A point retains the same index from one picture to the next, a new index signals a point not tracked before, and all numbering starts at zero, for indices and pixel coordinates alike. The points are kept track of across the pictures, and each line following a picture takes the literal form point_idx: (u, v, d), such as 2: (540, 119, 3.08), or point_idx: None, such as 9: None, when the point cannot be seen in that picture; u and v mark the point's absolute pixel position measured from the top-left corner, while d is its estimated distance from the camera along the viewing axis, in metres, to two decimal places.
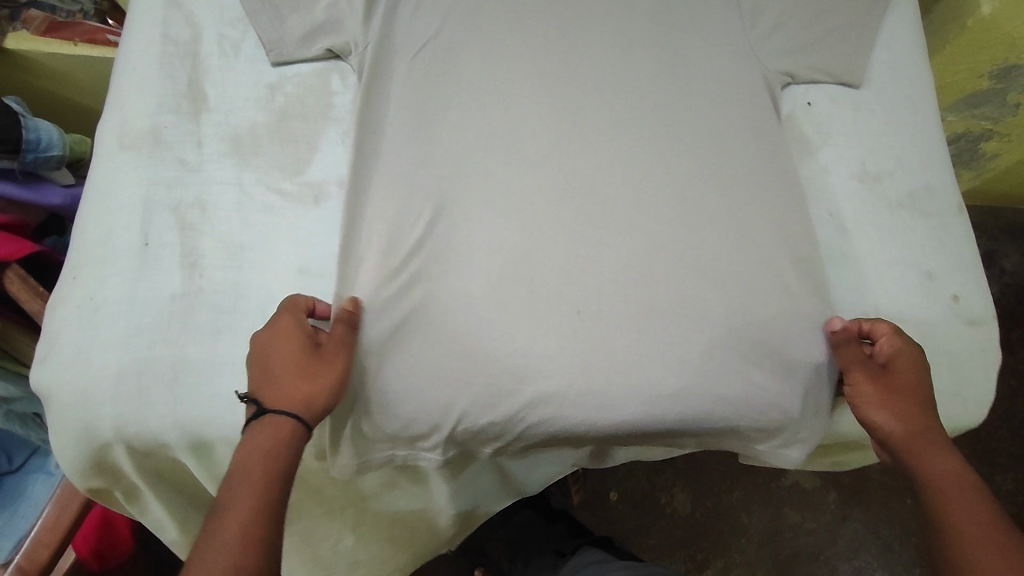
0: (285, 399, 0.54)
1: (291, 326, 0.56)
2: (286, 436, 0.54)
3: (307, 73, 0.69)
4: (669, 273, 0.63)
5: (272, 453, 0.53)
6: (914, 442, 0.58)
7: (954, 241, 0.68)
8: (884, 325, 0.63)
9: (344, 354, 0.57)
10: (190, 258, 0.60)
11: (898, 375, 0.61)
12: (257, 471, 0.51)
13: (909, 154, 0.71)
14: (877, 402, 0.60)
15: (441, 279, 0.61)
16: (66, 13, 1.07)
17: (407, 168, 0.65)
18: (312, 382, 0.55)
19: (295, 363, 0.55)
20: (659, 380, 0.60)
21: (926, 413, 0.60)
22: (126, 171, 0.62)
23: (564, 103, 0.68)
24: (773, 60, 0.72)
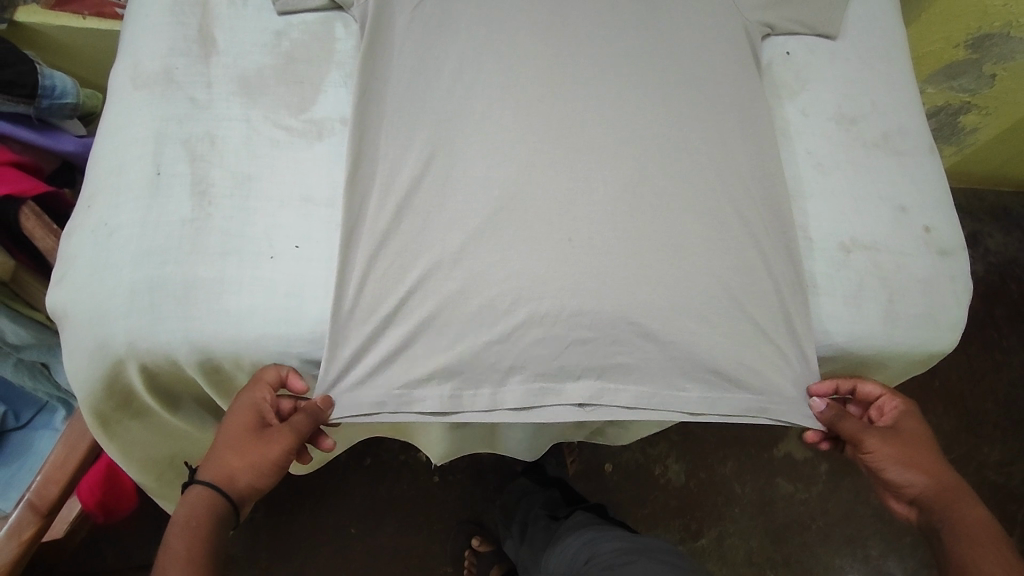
0: (214, 474, 0.61)
1: (244, 403, 0.60)
2: (210, 501, 0.60)
3: (311, 21, 0.72)
4: (655, 203, 0.67)
5: (191, 523, 0.59)
6: (940, 496, 0.63)
7: (926, 178, 0.72)
8: (880, 388, 0.67)
9: (280, 441, 0.60)
10: (200, 187, 0.63)
11: (913, 434, 0.66)
12: (174, 544, 0.58)
13: (883, 99, 0.75)
14: (901, 460, 0.64)
15: (440, 208, 0.64)
16: None
17: (408, 109, 0.68)
18: (239, 464, 0.60)
19: (233, 443, 0.60)
20: (647, 304, 0.63)
21: (947, 466, 0.65)
22: (140, 108, 0.66)
23: (557, 51, 0.72)
24: (754, 12, 0.76)
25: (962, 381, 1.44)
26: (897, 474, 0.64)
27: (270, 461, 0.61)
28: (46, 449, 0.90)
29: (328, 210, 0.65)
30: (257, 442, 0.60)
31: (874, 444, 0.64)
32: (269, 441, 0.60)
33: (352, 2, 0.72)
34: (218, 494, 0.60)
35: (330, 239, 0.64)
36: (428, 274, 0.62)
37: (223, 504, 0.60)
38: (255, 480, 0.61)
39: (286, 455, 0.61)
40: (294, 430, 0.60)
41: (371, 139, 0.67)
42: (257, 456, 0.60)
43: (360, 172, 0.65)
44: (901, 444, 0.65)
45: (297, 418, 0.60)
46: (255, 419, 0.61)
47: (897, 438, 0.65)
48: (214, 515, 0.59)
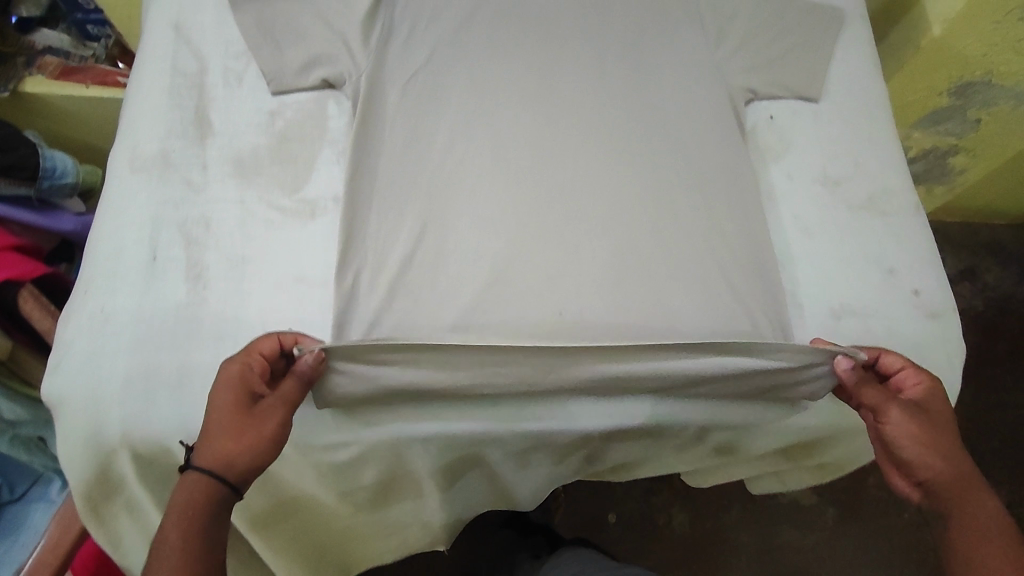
0: (205, 461, 0.54)
1: (235, 372, 0.56)
2: (205, 494, 0.53)
3: (304, 101, 0.74)
4: (643, 276, 0.67)
5: (187, 517, 0.52)
6: (954, 487, 0.57)
7: (914, 239, 0.73)
8: (901, 361, 0.62)
9: (275, 409, 0.56)
10: (195, 271, 0.64)
11: (936, 412, 0.60)
12: (170, 542, 0.51)
13: (868, 160, 0.76)
14: (921, 440, 0.58)
15: (433, 285, 0.65)
16: (78, 58, 1.17)
17: (399, 186, 0.69)
18: (235, 443, 0.54)
19: (226, 419, 0.54)
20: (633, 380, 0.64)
21: (967, 456, 0.59)
22: (137, 192, 0.67)
23: (543, 123, 0.74)
24: (737, 78, 0.78)
25: (965, 420, 1.43)
26: (913, 454, 0.59)
27: (269, 432, 0.55)
28: (39, 524, 0.88)
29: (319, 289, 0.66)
30: (255, 415, 0.55)
31: (895, 415, 0.59)
32: (262, 413, 0.55)
33: (343, 81, 0.74)
34: (216, 484, 0.53)
35: (321, 318, 0.64)
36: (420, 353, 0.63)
37: (224, 494, 0.54)
38: (257, 463, 0.55)
39: (285, 428, 0.56)
40: (287, 400, 0.57)
41: (360, 215, 0.68)
42: (257, 432, 0.55)
43: (350, 250, 0.66)
44: (926, 424, 0.59)
45: (292, 383, 0.57)
46: (247, 390, 0.56)
47: (920, 416, 0.59)
48: (214, 508, 0.53)
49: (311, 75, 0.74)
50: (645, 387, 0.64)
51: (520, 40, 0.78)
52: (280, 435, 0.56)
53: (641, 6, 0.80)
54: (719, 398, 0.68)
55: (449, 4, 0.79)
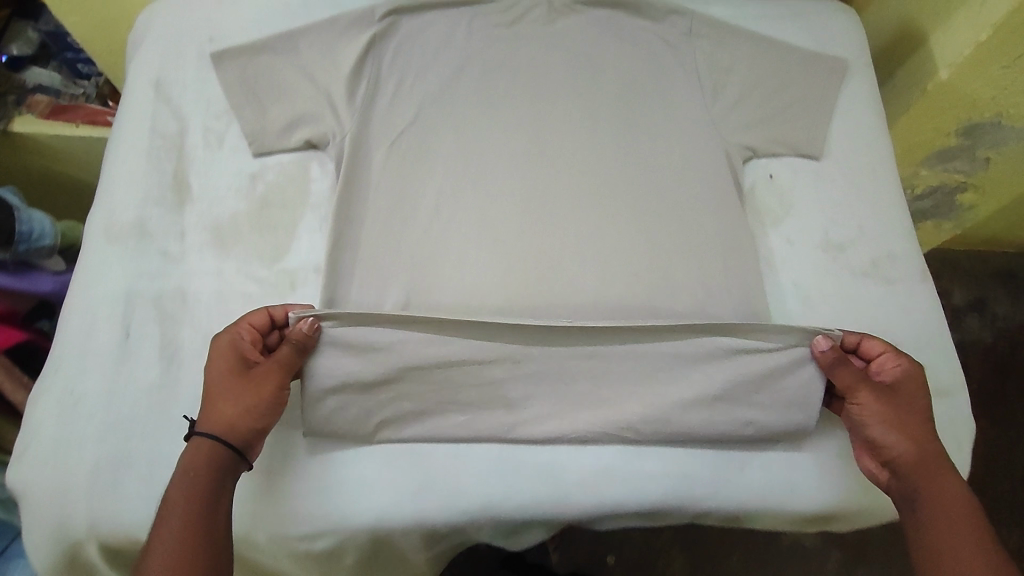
0: (209, 423, 0.57)
1: (228, 343, 0.61)
2: (207, 456, 0.56)
3: (286, 163, 0.72)
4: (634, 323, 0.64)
5: (191, 475, 0.54)
6: (920, 468, 0.58)
7: (918, 308, 0.70)
8: (883, 345, 0.64)
9: (269, 372, 0.60)
10: (167, 350, 0.63)
11: (909, 393, 0.62)
12: (176, 497, 0.53)
13: (871, 223, 0.73)
14: (886, 420, 0.60)
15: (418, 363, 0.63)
16: (69, 97, 1.13)
17: (382, 257, 0.68)
18: (234, 407, 0.58)
19: (225, 382, 0.59)
20: (617, 469, 0.64)
21: (937, 443, 0.60)
22: (112, 262, 0.66)
23: (529, 187, 0.72)
24: (735, 135, 0.75)
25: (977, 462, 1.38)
26: (879, 433, 0.60)
27: (265, 393, 0.59)
28: None
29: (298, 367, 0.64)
30: (251, 378, 0.59)
31: (862, 396, 0.61)
32: (257, 377, 0.59)
33: (327, 141, 0.72)
34: (220, 443, 0.56)
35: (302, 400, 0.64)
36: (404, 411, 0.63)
37: (229, 453, 0.57)
38: (259, 421, 0.59)
39: (282, 389, 0.60)
40: (281, 364, 0.60)
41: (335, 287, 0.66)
42: (256, 393, 0.59)
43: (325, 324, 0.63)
44: (893, 403, 0.61)
45: (285, 350, 0.60)
46: (241, 357, 0.60)
47: (889, 398, 0.61)
48: (220, 467, 0.55)
49: (294, 135, 0.72)
50: (628, 478, 0.64)
51: (510, 96, 0.76)
52: (276, 396, 0.60)
53: (636, 60, 0.78)
54: (716, 485, 0.64)
55: (437, 59, 0.76)
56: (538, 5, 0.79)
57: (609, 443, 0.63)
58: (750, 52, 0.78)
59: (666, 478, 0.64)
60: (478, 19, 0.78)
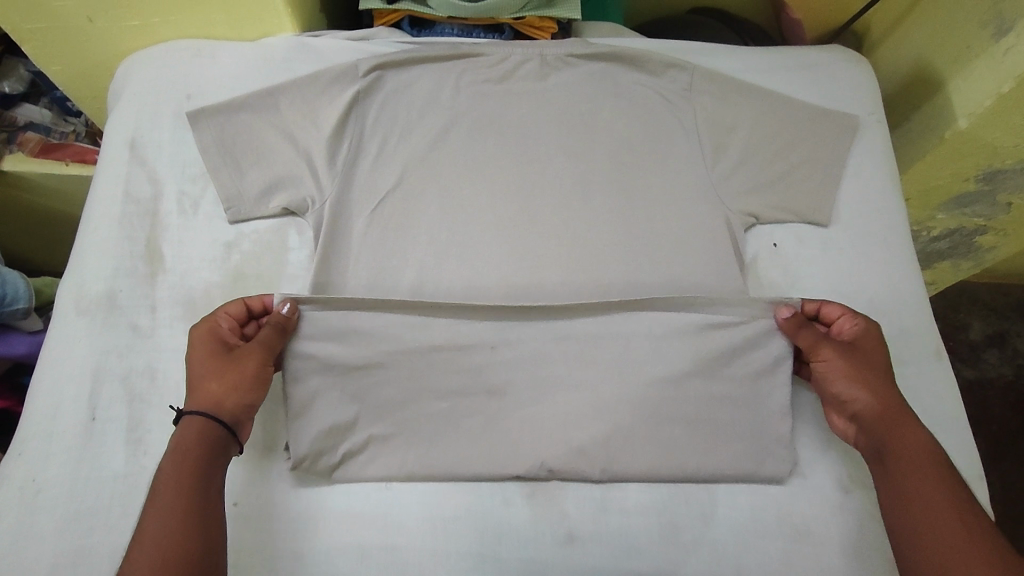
0: (197, 403, 0.56)
1: (207, 330, 0.60)
2: (197, 432, 0.55)
3: (263, 230, 0.69)
4: (626, 386, 0.62)
5: (183, 451, 0.54)
6: (883, 416, 0.58)
7: (933, 390, 0.66)
8: (840, 308, 0.64)
9: (252, 351, 0.59)
10: (135, 434, 0.60)
11: (869, 349, 0.61)
12: (166, 476, 0.52)
13: (882, 296, 0.69)
14: (848, 375, 0.60)
15: (403, 447, 0.61)
16: (60, 134, 1.06)
17: (352, 339, 0.62)
18: (220, 385, 0.57)
19: (207, 366, 0.58)
20: (614, 569, 0.58)
21: (898, 394, 0.59)
22: (78, 339, 0.63)
23: (515, 257, 0.69)
24: (737, 202, 0.71)
25: None
26: (841, 389, 0.60)
27: (250, 372, 0.58)
28: None
29: (278, 455, 0.61)
30: (234, 359, 0.58)
31: (826, 354, 0.61)
32: (240, 358, 0.58)
33: (305, 207, 0.68)
34: (208, 421, 0.55)
35: (279, 486, 0.60)
36: (381, 487, 0.60)
37: (218, 430, 0.55)
38: (246, 399, 0.58)
39: (265, 369, 0.59)
40: (262, 344, 0.59)
41: (309, 372, 0.61)
42: (238, 374, 0.58)
43: (305, 416, 0.61)
44: (855, 359, 0.60)
45: (266, 331, 0.59)
46: (222, 342, 0.60)
47: (851, 355, 0.61)
48: (211, 443, 0.55)
49: (271, 201, 0.69)
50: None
51: (499, 157, 0.72)
52: (261, 374, 0.59)
53: (632, 119, 0.75)
54: None
55: (424, 116, 0.73)
56: (529, 60, 0.76)
57: (605, 529, 0.59)
58: (752, 111, 0.75)
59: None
60: (465, 76, 0.76)
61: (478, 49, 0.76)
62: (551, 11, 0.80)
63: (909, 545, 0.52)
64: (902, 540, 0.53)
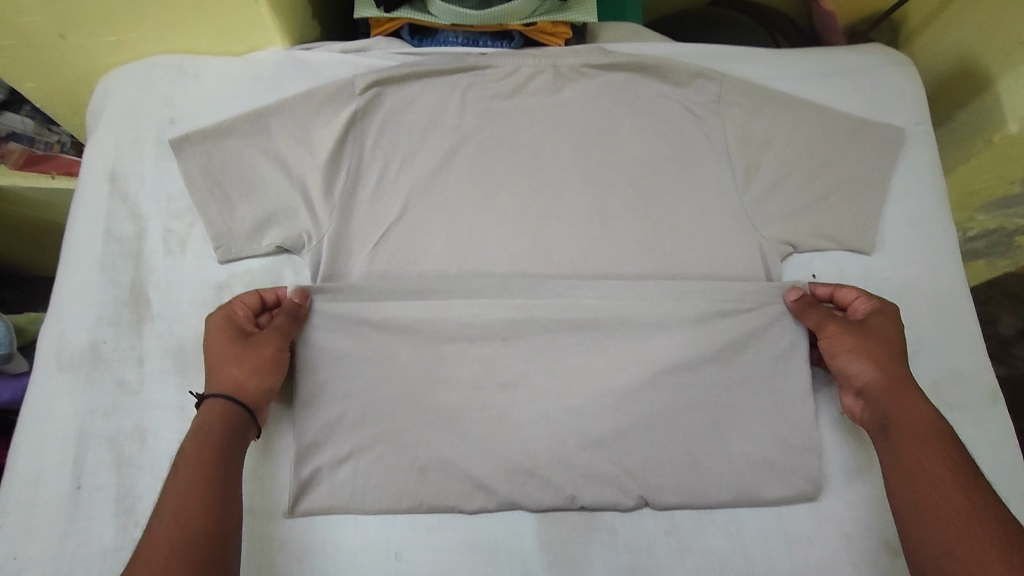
0: (218, 387, 0.54)
1: (222, 316, 0.58)
2: (219, 414, 0.53)
3: (256, 270, 0.64)
4: (649, 435, 0.59)
5: (207, 433, 0.51)
6: (888, 389, 0.55)
7: (989, 438, 0.60)
8: (854, 291, 0.61)
9: (270, 335, 0.56)
10: (125, 502, 0.55)
11: (880, 323, 0.58)
12: (190, 454, 0.50)
13: (931, 332, 0.63)
14: (854, 349, 0.57)
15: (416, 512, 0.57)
16: (45, 145, 0.94)
17: (357, 397, 0.58)
18: (241, 369, 0.55)
19: (224, 352, 0.55)
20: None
21: (908, 370, 0.56)
22: (59, 397, 0.58)
23: (526, 295, 0.62)
24: (772, 228, 0.64)
25: None
26: (847, 364, 0.57)
27: (270, 356, 0.56)
28: None
29: (276, 524, 0.56)
30: (250, 345, 0.56)
31: (831, 333, 0.58)
32: (258, 343, 0.56)
33: (301, 244, 0.63)
34: (230, 404, 0.53)
35: (279, 559, 0.55)
36: (389, 554, 0.56)
37: (240, 413, 0.53)
38: (265, 383, 0.56)
39: (282, 354, 0.57)
40: (280, 329, 0.57)
41: (319, 434, 0.58)
42: (256, 359, 0.55)
43: (315, 486, 0.57)
44: (862, 333, 0.57)
45: (280, 318, 0.57)
46: (239, 328, 0.57)
47: (855, 331, 0.58)
48: (236, 428, 0.53)
49: (264, 238, 0.63)
50: None
51: (510, 183, 0.66)
52: (281, 360, 0.57)
53: (655, 136, 0.68)
54: None
55: (427, 138, 0.67)
56: (542, 72, 0.69)
57: None
58: (789, 124, 0.68)
59: None
60: (472, 90, 0.69)
61: (485, 60, 0.70)
62: (565, 15, 0.73)
63: (912, 526, 0.49)
64: (904, 521, 0.50)
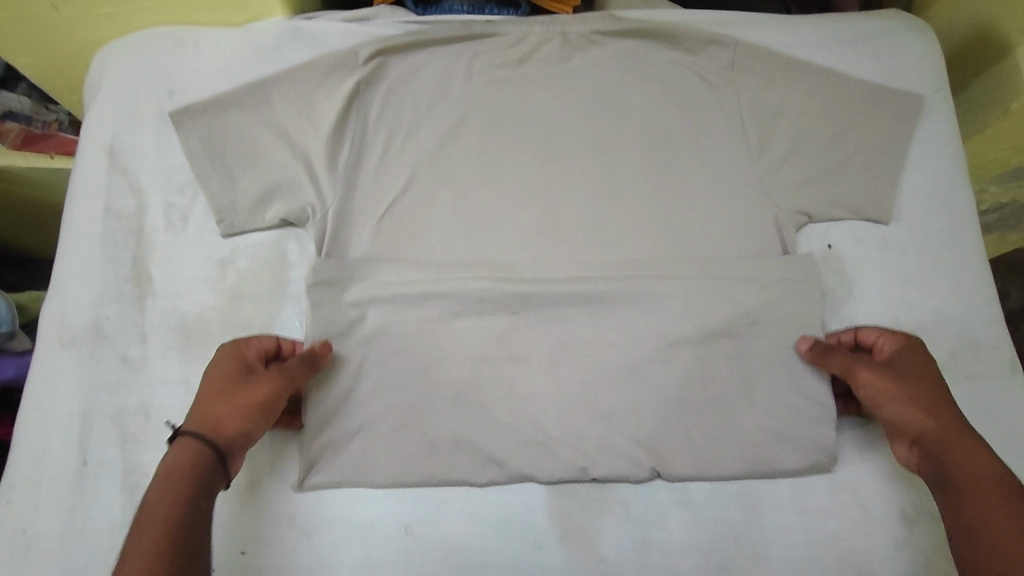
0: (198, 422, 0.51)
1: (232, 350, 0.56)
2: (190, 455, 0.49)
3: (260, 244, 0.62)
4: (662, 408, 0.58)
5: (176, 478, 0.48)
6: (939, 436, 0.52)
7: (1008, 409, 0.59)
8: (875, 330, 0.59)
9: (270, 379, 0.53)
10: (131, 478, 0.55)
11: (914, 364, 0.56)
12: (156, 498, 0.46)
13: (949, 302, 0.62)
14: (893, 395, 0.54)
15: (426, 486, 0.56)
16: (42, 124, 0.92)
17: (366, 371, 0.58)
18: (229, 408, 0.52)
19: (219, 384, 0.54)
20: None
21: (955, 412, 0.53)
22: (63, 374, 0.57)
23: (536, 267, 0.61)
24: (786, 197, 0.63)
25: None
26: (890, 412, 0.54)
27: (264, 401, 0.53)
28: None
29: (286, 499, 0.56)
30: (248, 385, 0.53)
31: (864, 376, 0.56)
32: (257, 385, 0.53)
33: (305, 217, 0.61)
34: (202, 441, 0.50)
35: (288, 534, 0.55)
36: (398, 528, 0.55)
37: (208, 455, 0.50)
38: (246, 426, 0.52)
39: (276, 400, 0.53)
40: (283, 373, 0.54)
41: (328, 409, 0.57)
42: (246, 396, 0.53)
43: (324, 461, 0.56)
44: (898, 378, 0.55)
45: (290, 363, 0.54)
46: (245, 368, 0.55)
47: (893, 373, 0.55)
48: (204, 469, 0.49)
49: (267, 212, 0.62)
50: None
51: (518, 154, 0.65)
52: (274, 406, 0.53)
53: (667, 104, 0.66)
54: None
55: (433, 109, 0.65)
56: (550, 39, 0.68)
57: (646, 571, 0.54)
58: (804, 91, 0.66)
59: None
60: (478, 59, 0.67)
61: (491, 27, 0.67)
62: None
63: None
64: None
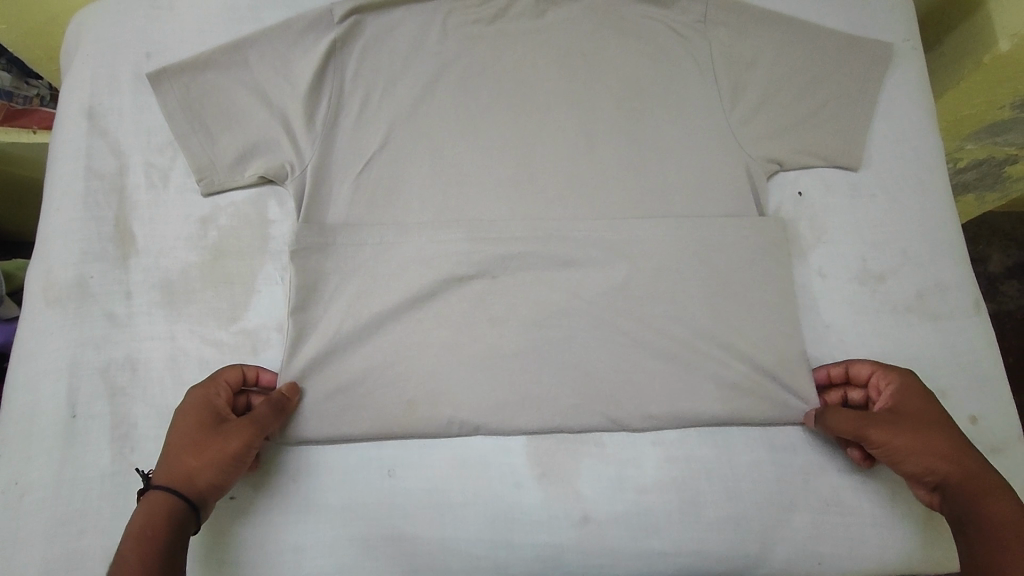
0: (169, 476, 0.50)
1: (200, 398, 0.54)
2: (162, 511, 0.48)
3: (241, 203, 0.63)
4: (637, 353, 0.59)
5: (148, 533, 0.47)
6: (967, 485, 0.50)
7: (972, 347, 0.61)
8: (869, 365, 0.58)
9: (241, 429, 0.51)
10: (120, 429, 0.56)
11: (917, 407, 0.54)
12: (127, 560, 0.46)
13: (915, 246, 0.64)
14: (912, 448, 0.51)
15: (408, 433, 0.57)
16: (22, 100, 0.90)
17: (348, 323, 0.59)
18: (200, 460, 0.50)
19: (188, 437, 0.51)
20: (630, 550, 0.55)
21: (975, 452, 0.52)
22: (51, 331, 0.58)
23: (512, 219, 0.62)
24: (758, 146, 0.64)
25: None
26: (909, 464, 0.52)
27: (236, 451, 0.51)
28: None
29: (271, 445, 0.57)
30: (217, 434, 0.51)
31: (877, 436, 0.52)
32: (228, 433, 0.51)
33: (284, 174, 0.62)
34: (173, 500, 0.49)
35: (275, 478, 0.56)
36: (381, 470, 0.57)
37: (180, 508, 0.49)
38: (218, 478, 0.51)
39: (248, 449, 0.52)
40: (253, 421, 0.52)
41: (310, 359, 0.58)
42: (215, 450, 0.50)
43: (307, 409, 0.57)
44: (909, 425, 0.52)
45: (260, 408, 0.53)
46: (214, 412, 0.53)
47: (903, 421, 0.53)
48: (174, 525, 0.48)
49: (246, 170, 0.62)
50: (652, 555, 0.55)
51: (494, 110, 0.65)
52: (246, 455, 0.52)
53: (640, 59, 0.67)
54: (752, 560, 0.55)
55: (410, 66, 0.66)
56: None
57: (620, 504, 0.56)
58: (776, 44, 0.67)
59: (691, 552, 0.55)
60: (453, 16, 0.67)
61: None
62: None
63: None
64: None
